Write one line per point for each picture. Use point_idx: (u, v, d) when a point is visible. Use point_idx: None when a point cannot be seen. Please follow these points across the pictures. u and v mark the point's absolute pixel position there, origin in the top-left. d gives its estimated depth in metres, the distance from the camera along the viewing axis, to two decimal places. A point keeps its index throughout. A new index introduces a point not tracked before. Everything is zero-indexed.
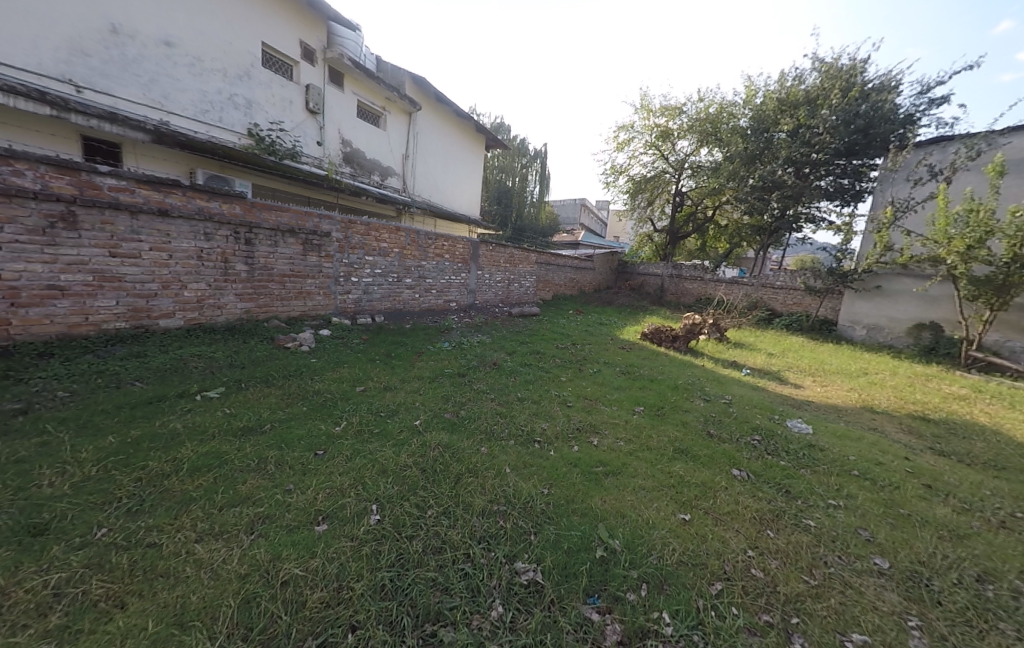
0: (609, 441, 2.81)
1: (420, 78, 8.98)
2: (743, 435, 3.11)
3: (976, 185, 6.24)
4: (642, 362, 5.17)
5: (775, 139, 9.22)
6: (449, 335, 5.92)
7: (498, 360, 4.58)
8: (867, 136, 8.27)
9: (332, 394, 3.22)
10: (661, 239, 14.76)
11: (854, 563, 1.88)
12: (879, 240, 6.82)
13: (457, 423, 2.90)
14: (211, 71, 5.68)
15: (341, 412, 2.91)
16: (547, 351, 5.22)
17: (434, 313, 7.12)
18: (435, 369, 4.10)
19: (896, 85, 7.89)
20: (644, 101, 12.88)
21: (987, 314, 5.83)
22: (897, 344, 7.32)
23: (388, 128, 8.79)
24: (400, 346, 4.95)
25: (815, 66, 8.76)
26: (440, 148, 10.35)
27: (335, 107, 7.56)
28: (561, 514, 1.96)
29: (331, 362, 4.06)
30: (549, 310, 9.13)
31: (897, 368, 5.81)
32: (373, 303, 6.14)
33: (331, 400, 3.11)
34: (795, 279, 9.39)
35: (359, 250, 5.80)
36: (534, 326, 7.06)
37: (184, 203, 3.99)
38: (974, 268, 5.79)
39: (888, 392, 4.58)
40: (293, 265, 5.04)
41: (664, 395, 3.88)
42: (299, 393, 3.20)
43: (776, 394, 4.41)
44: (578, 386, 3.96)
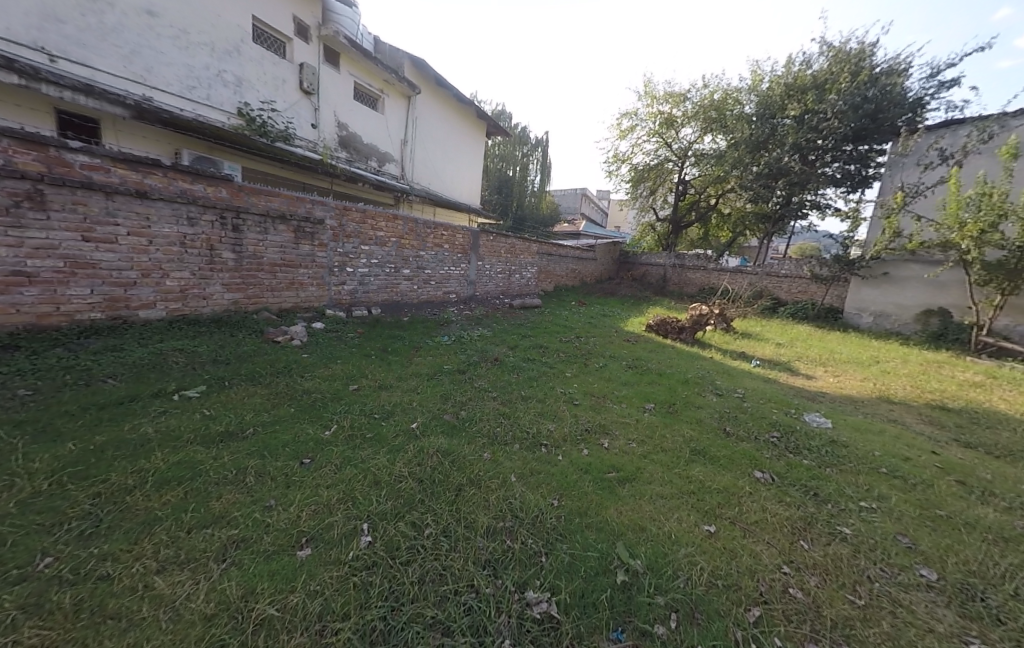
0: (621, 443, 2.59)
1: (420, 60, 8.58)
2: (760, 431, 2.81)
3: (989, 168, 5.94)
4: (650, 355, 4.97)
5: (780, 126, 8.83)
6: (447, 328, 5.68)
7: (501, 355, 4.38)
8: (875, 122, 7.97)
9: (322, 394, 3.00)
10: (663, 229, 14.47)
11: (899, 577, 1.57)
12: (887, 227, 6.52)
13: (458, 425, 2.69)
14: (198, 44, 5.32)
15: (329, 414, 2.68)
16: (551, 345, 5.00)
17: (433, 305, 6.87)
18: (435, 366, 3.88)
19: (904, 70, 7.57)
20: (647, 88, 12.51)
21: (998, 299, 5.54)
22: (905, 330, 7.10)
23: (386, 112, 8.42)
24: (396, 339, 4.71)
25: (822, 49, 8.43)
26: (440, 135, 9.98)
27: (331, 89, 7.19)
28: (574, 530, 1.76)
29: (323, 357, 3.83)
30: (551, 302, 8.90)
31: (910, 355, 5.61)
32: (369, 295, 5.89)
33: (320, 401, 2.89)
34: (801, 268, 9.14)
35: (354, 239, 5.53)
36: (536, 318, 6.83)
37: (165, 184, 3.71)
38: (986, 253, 5.47)
39: (902, 381, 4.27)
40: (283, 253, 4.77)
41: (676, 390, 3.67)
42: (287, 393, 2.98)
43: (788, 385, 4.09)
44: (584, 382, 3.76)
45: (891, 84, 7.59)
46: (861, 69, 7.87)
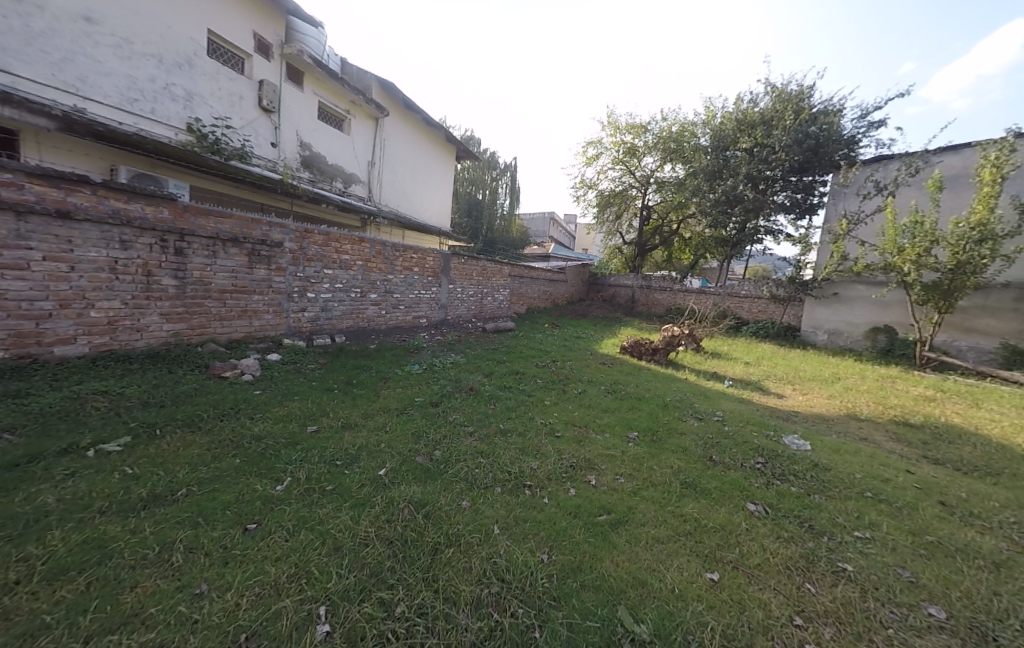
0: (609, 479, 2.43)
1: (388, 84, 8.55)
2: (745, 458, 2.76)
3: (919, 198, 6.58)
4: (627, 378, 4.93)
5: (732, 158, 9.60)
6: (418, 356, 5.39)
7: (476, 384, 4.15)
8: (817, 155, 8.77)
9: (274, 440, 2.65)
10: (630, 251, 15.01)
11: (910, 619, 1.44)
12: (836, 251, 7.10)
13: (433, 469, 2.44)
14: (143, 55, 4.97)
15: (280, 466, 2.35)
16: (528, 372, 4.84)
17: (402, 331, 6.56)
18: (405, 399, 3.59)
19: (839, 110, 8.45)
20: (610, 119, 13.18)
21: (936, 317, 6.03)
22: (856, 347, 7.57)
23: (353, 133, 8.25)
24: (362, 370, 4.38)
25: (767, 89, 9.29)
26: (409, 157, 9.90)
27: (293, 107, 6.96)
28: (568, 593, 1.55)
29: (279, 394, 3.45)
30: (524, 325, 8.80)
31: (866, 370, 5.94)
32: (332, 322, 5.52)
33: (271, 449, 2.54)
34: (759, 288, 9.66)
35: (317, 263, 5.20)
36: (511, 342, 6.68)
37: (94, 203, 3.31)
38: (924, 274, 5.97)
39: (865, 397, 4.44)
40: (235, 279, 4.37)
41: (657, 416, 3.60)
42: (233, 441, 2.60)
43: (763, 406, 4.15)
44: (564, 411, 3.61)
45: (829, 122, 8.44)
46: (804, 108, 8.70)
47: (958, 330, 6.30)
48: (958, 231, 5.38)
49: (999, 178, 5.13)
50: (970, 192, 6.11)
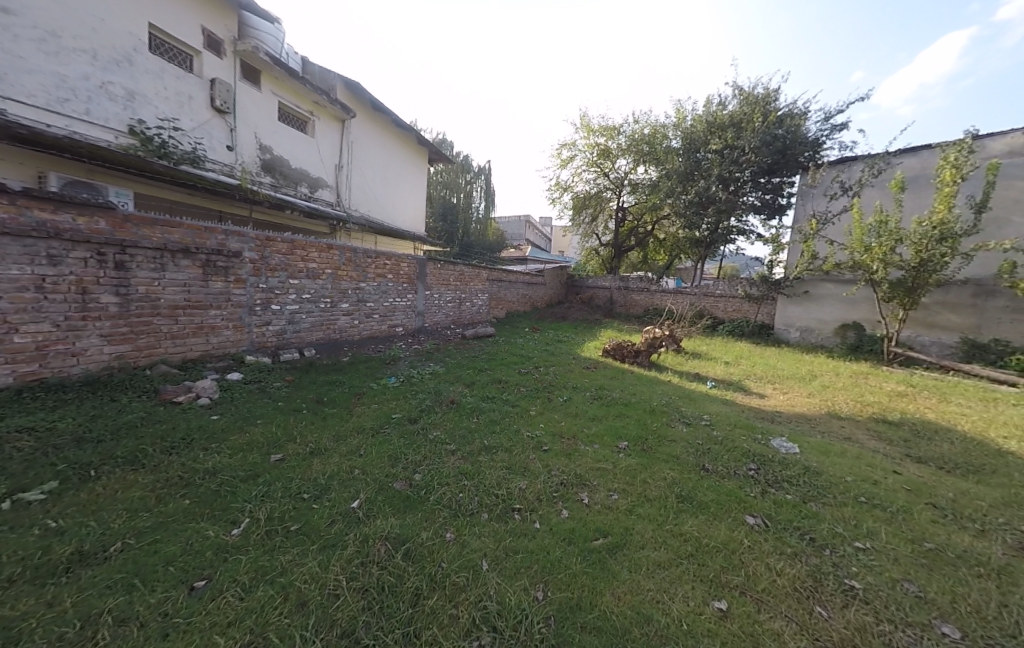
0: (603, 496, 2.29)
1: (354, 84, 8.22)
2: (738, 464, 2.71)
3: (883, 198, 6.90)
4: (611, 383, 4.85)
5: (703, 159, 9.79)
6: (395, 367, 5.14)
7: (457, 396, 3.95)
8: (785, 156, 9.08)
9: (230, 476, 2.36)
10: (606, 253, 15.14)
11: (926, 641, 1.37)
12: (807, 250, 7.35)
13: (415, 497, 2.22)
14: (73, 51, 4.51)
15: (236, 507, 2.08)
16: (511, 380, 4.67)
17: (377, 341, 6.27)
18: (381, 416, 3.35)
19: (804, 112, 8.79)
20: (583, 121, 13.24)
21: (902, 313, 6.34)
22: (827, 343, 7.86)
23: (317, 135, 7.87)
24: (333, 386, 4.09)
25: (735, 92, 9.56)
26: (378, 160, 9.57)
27: (250, 108, 6.55)
28: (569, 640, 1.39)
29: (239, 419, 3.14)
30: (505, 329, 8.65)
31: (839, 366, 6.13)
32: (301, 335, 5.17)
33: (227, 487, 2.25)
34: (733, 287, 9.91)
35: (280, 273, 4.86)
36: (491, 349, 6.50)
37: (12, 215, 2.91)
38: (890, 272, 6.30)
39: (843, 396, 4.61)
40: (188, 294, 3.99)
41: (646, 422, 3.51)
42: (183, 480, 2.31)
43: (747, 407, 4.22)
44: (551, 422, 3.46)
45: (795, 125, 8.76)
46: (771, 111, 8.99)
47: (922, 326, 6.64)
48: (921, 230, 5.70)
49: (959, 177, 5.43)
50: (931, 191, 6.43)
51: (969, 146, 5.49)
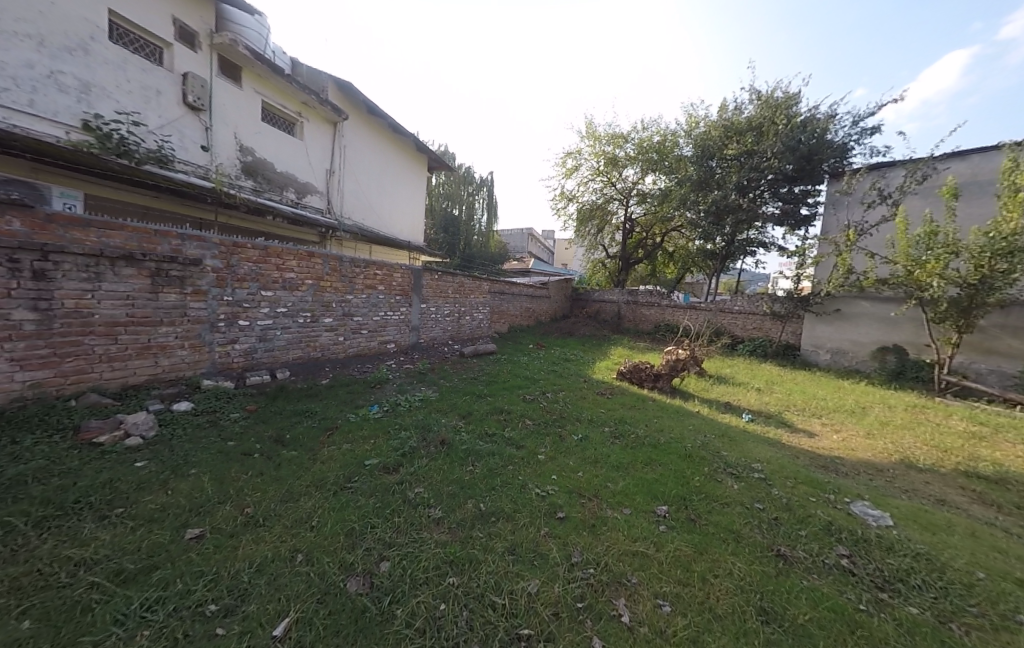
0: (648, 607, 1.59)
1: (346, 84, 7.73)
2: (823, 548, 2.06)
3: (931, 207, 6.30)
4: (633, 415, 4.15)
5: (716, 167, 9.31)
6: (382, 391, 4.49)
7: (448, 433, 3.23)
8: (810, 162, 8.45)
9: (110, 573, 1.52)
10: (612, 265, 14.57)
11: None
12: (841, 264, 6.66)
13: (373, 610, 1.47)
14: (15, 35, 3.98)
15: (89, 640, 1.28)
16: (513, 410, 3.96)
17: (365, 359, 5.62)
18: (350, 464, 2.61)
19: (828, 117, 8.22)
20: (590, 129, 12.78)
21: (954, 336, 5.73)
22: (863, 367, 7.23)
23: (305, 137, 7.38)
24: (302, 419, 3.40)
25: (752, 97, 9.07)
26: (373, 165, 9.08)
27: (229, 106, 6.03)
28: None
29: (167, 469, 2.33)
30: (507, 345, 7.98)
31: (887, 398, 5.45)
32: (274, 355, 4.53)
33: (96, 601, 1.41)
34: (754, 304, 9.23)
35: (251, 283, 4.22)
36: (492, 369, 5.84)
37: None
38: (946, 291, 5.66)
39: (908, 437, 3.95)
40: (131, 308, 3.32)
41: (686, 474, 2.81)
42: (40, 581, 1.47)
43: (797, 451, 3.58)
44: (566, 471, 2.77)
45: (819, 129, 8.17)
46: (792, 115, 8.42)
47: (976, 352, 6.02)
48: (982, 243, 5.12)
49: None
50: (989, 200, 5.83)
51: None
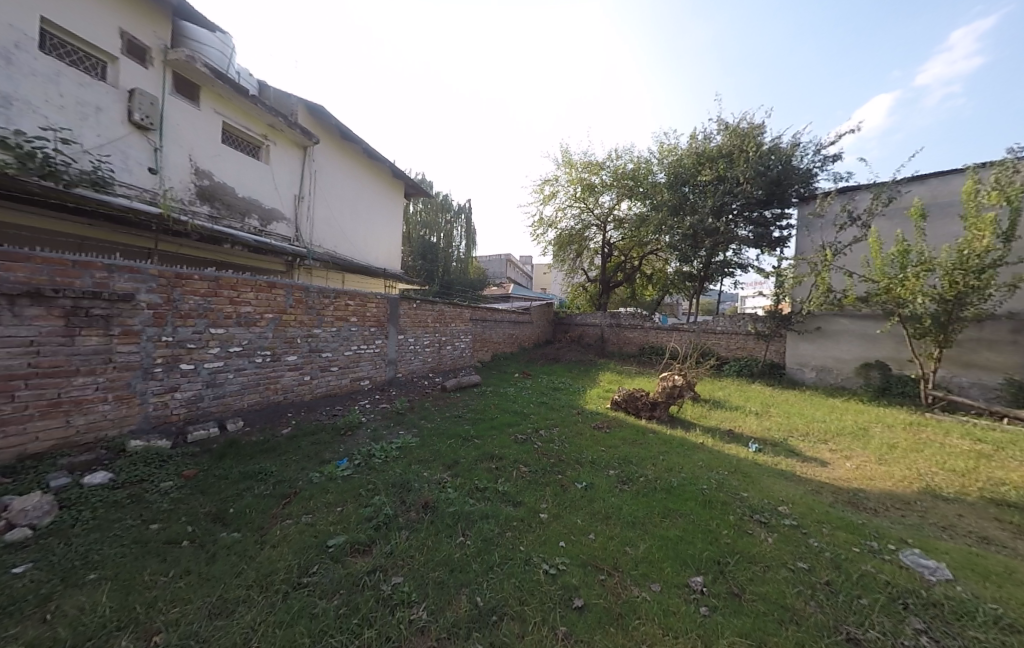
0: None
1: (317, 108, 7.46)
2: (897, 624, 1.66)
3: (902, 227, 6.60)
4: (638, 452, 3.79)
5: (688, 194, 9.64)
6: (353, 439, 3.95)
7: (432, 492, 2.74)
8: (780, 186, 8.78)
9: None
10: (593, 288, 14.59)
11: None
12: (821, 282, 6.81)
13: None
14: None
15: None
16: (506, 456, 3.49)
17: (335, 400, 5.07)
18: (310, 546, 2.14)
19: (791, 145, 8.68)
20: (565, 157, 13.06)
21: (936, 352, 5.83)
22: (849, 384, 7.27)
23: (271, 161, 6.99)
24: (252, 485, 2.83)
25: (721, 127, 9.50)
26: (347, 191, 8.75)
27: (184, 126, 5.57)
28: None
29: (55, 579, 1.82)
30: (492, 376, 7.53)
31: (883, 417, 5.39)
32: (226, 402, 3.95)
33: None
34: (737, 324, 9.26)
35: (198, 320, 3.69)
36: (479, 404, 5.39)
37: None
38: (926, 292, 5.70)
39: (924, 462, 3.78)
40: (36, 357, 2.72)
41: (708, 528, 2.44)
42: None
43: (816, 484, 3.34)
44: (581, 533, 2.37)
45: (785, 156, 8.58)
46: (759, 144, 8.83)
47: (957, 366, 6.13)
48: (955, 259, 5.29)
49: (1008, 200, 5.05)
50: (956, 220, 6.12)
51: (1014, 167, 5.15)
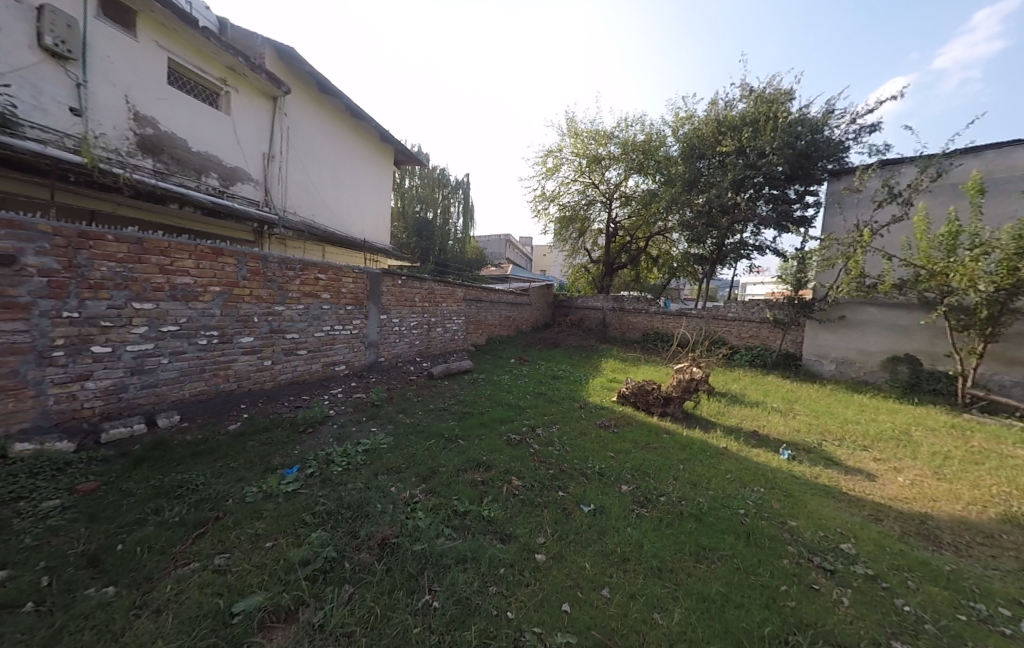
0: None
1: (288, 51, 6.47)
2: None
3: (955, 204, 5.87)
4: (654, 460, 3.19)
5: (701, 169, 8.84)
6: (317, 438, 3.32)
7: (394, 522, 2.09)
8: (809, 159, 7.90)
9: None
10: (596, 270, 13.84)
11: None
12: (853, 268, 6.12)
13: None
14: None
15: None
16: (496, 465, 2.87)
17: (303, 389, 4.42)
18: (201, 615, 1.47)
19: (822, 113, 7.80)
20: (570, 126, 12.04)
21: (979, 347, 5.25)
22: (872, 379, 6.72)
23: (233, 112, 6.07)
24: (164, 508, 2.15)
25: (744, 93, 8.58)
26: (326, 153, 7.85)
27: (116, 60, 4.65)
28: None
29: None
30: (485, 361, 6.89)
31: (921, 418, 4.84)
32: (159, 392, 3.27)
33: None
34: (750, 310, 8.61)
35: (116, 290, 2.95)
36: (470, 395, 4.76)
37: None
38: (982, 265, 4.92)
39: (992, 481, 3.23)
40: None
41: (756, 581, 1.84)
42: None
43: (874, 509, 2.75)
44: (595, 583, 1.78)
45: (816, 124, 7.70)
46: (787, 111, 7.94)
47: (1000, 362, 5.56)
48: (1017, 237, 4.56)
49: None
50: (1018, 197, 5.44)
51: None
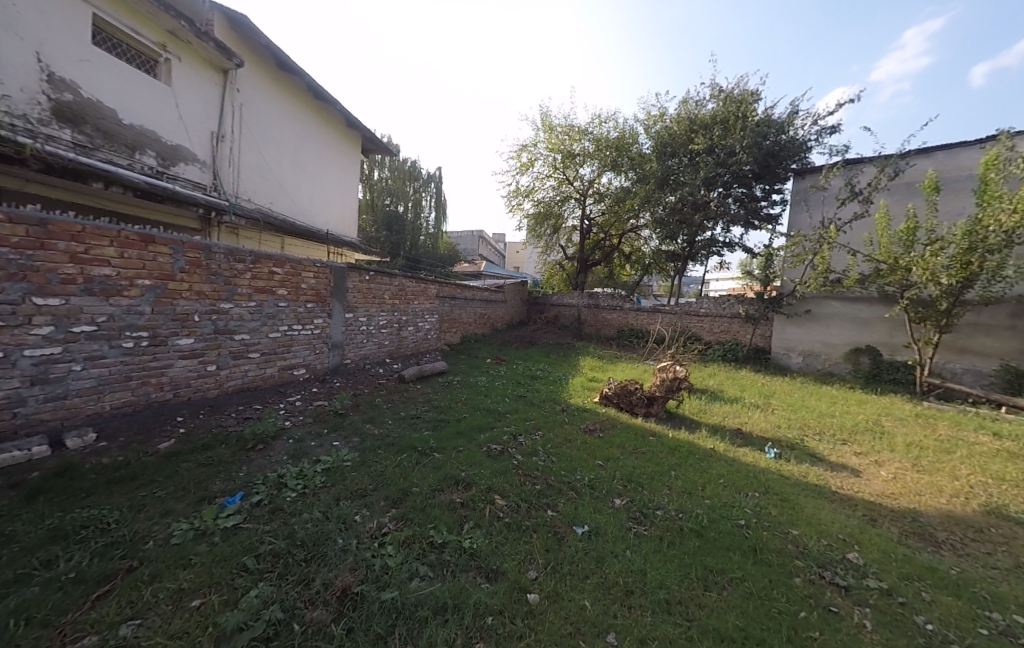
0: None
1: (240, 20, 5.81)
2: None
3: (913, 202, 6.10)
4: (645, 465, 3.00)
5: (672, 165, 8.86)
6: (269, 456, 2.88)
7: (359, 564, 1.74)
8: (775, 159, 8.09)
9: None
10: (570, 267, 13.74)
11: None
12: (820, 263, 6.25)
13: None
14: None
15: None
16: (476, 481, 2.57)
17: (255, 396, 3.91)
18: None
19: (788, 114, 8.01)
20: (544, 121, 11.84)
21: (935, 337, 5.47)
22: (837, 370, 6.96)
23: (174, 83, 5.35)
24: (60, 560, 1.69)
25: (714, 93, 8.69)
26: (286, 136, 7.18)
27: (24, 8, 3.90)
28: None
29: None
30: (460, 362, 6.53)
31: (889, 408, 5.00)
32: (70, 406, 2.71)
33: None
34: (721, 306, 8.75)
35: (8, 282, 2.38)
36: (446, 399, 4.42)
37: None
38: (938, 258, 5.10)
39: (965, 469, 3.31)
40: None
41: (772, 608, 1.65)
42: None
43: (868, 508, 2.69)
44: (599, 628, 1.52)
45: (782, 125, 7.91)
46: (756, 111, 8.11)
47: (950, 352, 5.88)
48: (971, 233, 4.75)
49: None
50: (965, 196, 5.76)
51: None
